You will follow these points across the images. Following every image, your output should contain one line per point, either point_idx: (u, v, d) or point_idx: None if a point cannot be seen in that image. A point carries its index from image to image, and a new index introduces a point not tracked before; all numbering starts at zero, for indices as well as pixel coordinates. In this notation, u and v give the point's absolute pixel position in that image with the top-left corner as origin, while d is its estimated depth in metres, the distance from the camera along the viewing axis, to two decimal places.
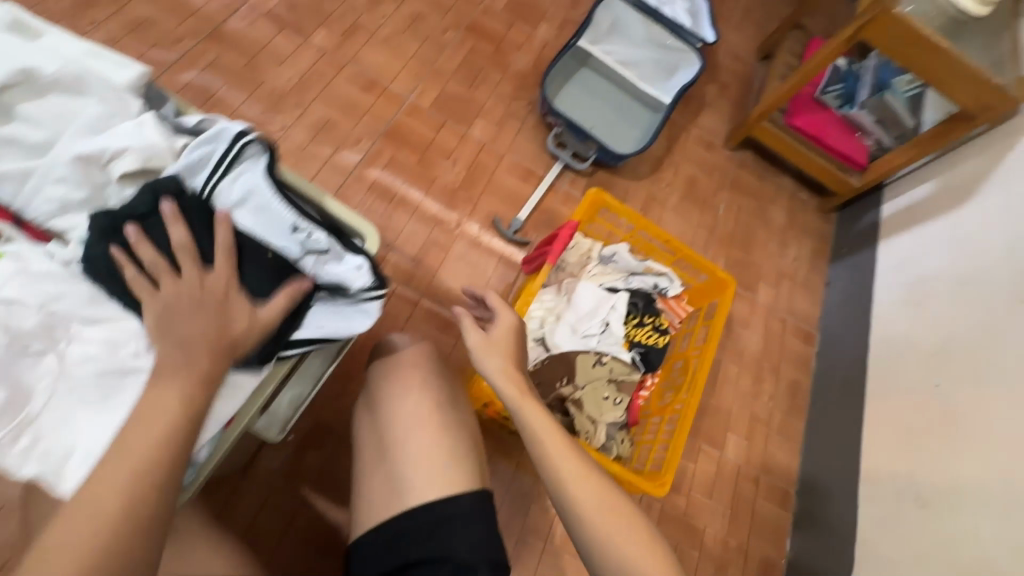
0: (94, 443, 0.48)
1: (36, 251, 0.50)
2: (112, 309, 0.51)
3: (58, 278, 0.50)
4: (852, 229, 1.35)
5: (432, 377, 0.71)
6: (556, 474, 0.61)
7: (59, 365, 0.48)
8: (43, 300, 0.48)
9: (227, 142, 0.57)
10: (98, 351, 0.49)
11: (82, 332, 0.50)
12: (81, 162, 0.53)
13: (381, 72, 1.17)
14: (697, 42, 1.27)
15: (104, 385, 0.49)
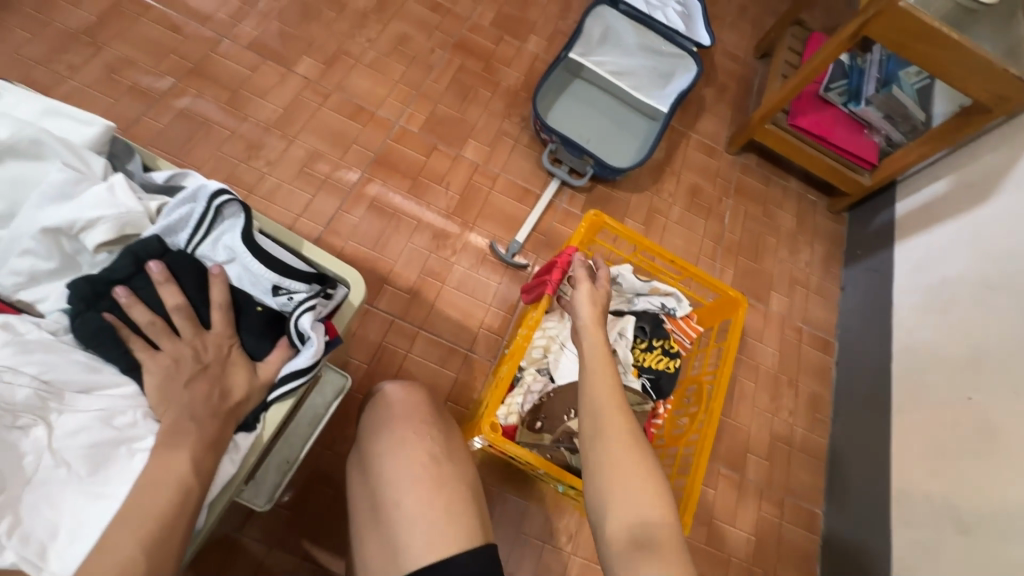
0: (82, 515, 0.46)
1: (22, 320, 0.50)
2: (112, 375, 0.51)
3: (49, 347, 0.49)
4: (865, 230, 1.30)
5: (422, 426, 0.67)
6: (593, 392, 0.63)
7: (48, 438, 0.47)
8: (36, 370, 0.48)
9: (204, 203, 0.53)
10: (89, 419, 0.49)
11: (75, 402, 0.49)
12: (49, 234, 0.50)
13: (368, 98, 1.14)
14: (692, 45, 1.22)
15: (95, 454, 0.48)
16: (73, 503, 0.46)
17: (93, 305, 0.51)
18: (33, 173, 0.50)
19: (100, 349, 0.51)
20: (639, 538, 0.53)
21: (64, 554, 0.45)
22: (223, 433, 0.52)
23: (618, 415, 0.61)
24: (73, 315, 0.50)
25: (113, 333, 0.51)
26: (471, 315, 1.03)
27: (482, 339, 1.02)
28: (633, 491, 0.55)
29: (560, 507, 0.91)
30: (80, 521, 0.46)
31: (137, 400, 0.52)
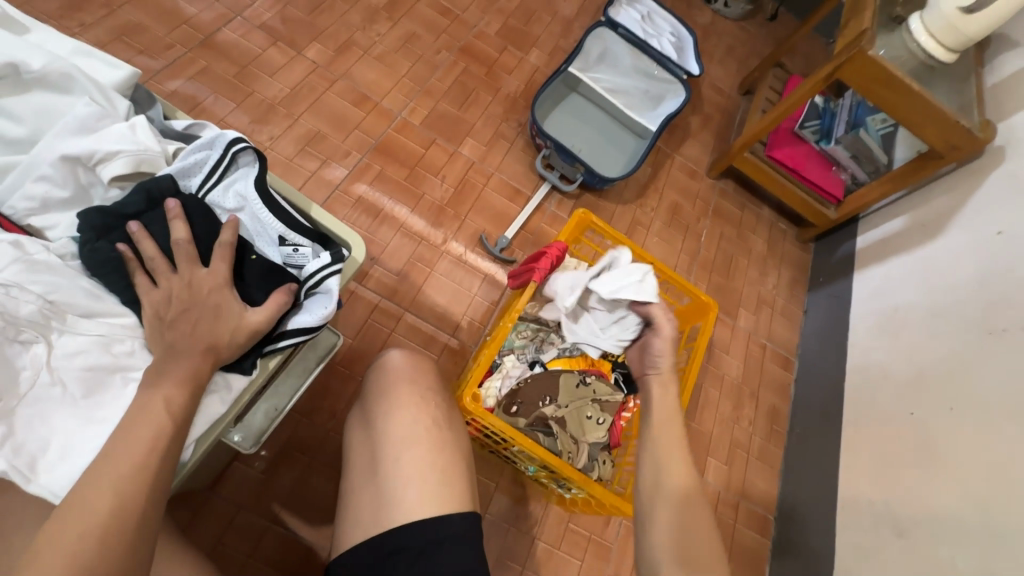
0: (73, 436, 0.48)
1: (33, 242, 0.51)
2: (112, 305, 0.53)
3: (56, 270, 0.51)
4: (829, 259, 1.39)
5: (429, 392, 0.70)
6: (660, 450, 0.73)
7: (47, 355, 0.49)
8: (42, 290, 0.50)
9: (220, 150, 0.57)
10: (85, 343, 0.50)
11: (76, 325, 0.50)
12: (66, 162, 0.52)
13: (373, 88, 1.18)
14: (683, 74, 1.30)
15: (90, 377, 0.49)
16: (68, 422, 0.48)
17: (103, 235, 0.53)
18: (61, 106, 0.52)
19: (104, 279, 0.53)
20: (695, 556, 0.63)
21: (56, 468, 0.47)
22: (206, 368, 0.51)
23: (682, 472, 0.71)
24: (83, 243, 0.52)
25: (119, 263, 0.53)
26: (454, 303, 1.07)
27: (464, 326, 1.06)
28: (694, 539, 0.65)
29: (528, 492, 0.94)
30: (73, 441, 0.48)
31: (135, 332, 0.53)
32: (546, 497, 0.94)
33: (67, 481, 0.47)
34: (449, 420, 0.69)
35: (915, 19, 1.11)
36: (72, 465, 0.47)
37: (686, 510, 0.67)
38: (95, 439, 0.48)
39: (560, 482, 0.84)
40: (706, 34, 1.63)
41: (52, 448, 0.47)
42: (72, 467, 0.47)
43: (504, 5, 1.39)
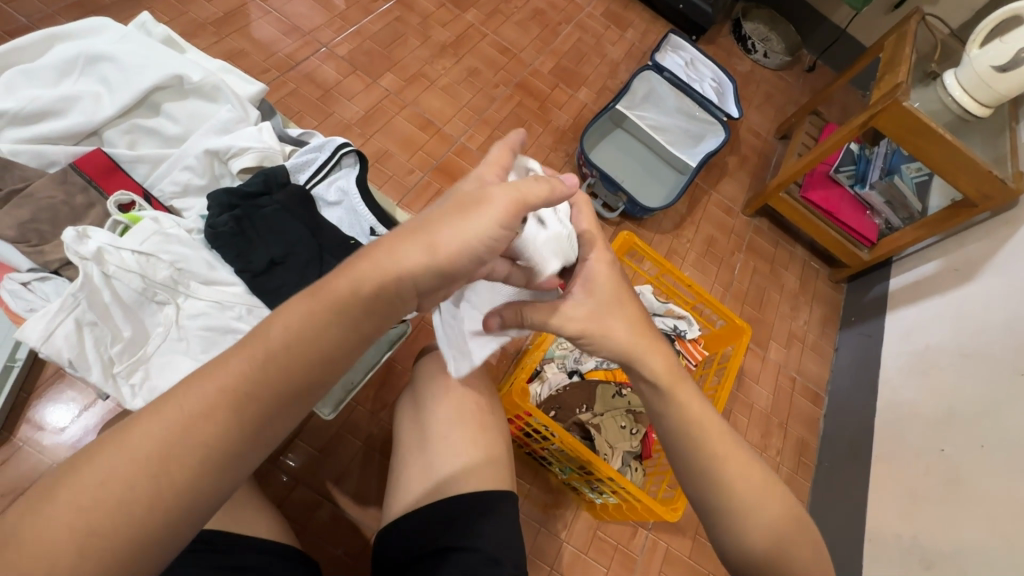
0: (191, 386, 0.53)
1: (168, 218, 0.58)
2: (227, 275, 0.58)
3: (186, 242, 0.57)
4: (862, 299, 1.42)
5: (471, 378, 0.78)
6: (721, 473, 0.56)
7: (177, 315, 0.55)
8: (172, 259, 0.56)
9: (329, 153, 0.65)
10: (209, 309, 0.56)
11: (198, 291, 0.56)
12: (207, 156, 0.61)
13: (438, 115, 1.30)
14: (723, 116, 1.36)
15: (210, 338, 0.55)
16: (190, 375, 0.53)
17: (226, 211, 0.59)
18: (209, 112, 0.64)
19: (221, 251, 0.58)
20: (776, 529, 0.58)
21: None
22: (330, 283, 0.44)
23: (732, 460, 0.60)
24: (209, 219, 0.58)
25: (233, 238, 0.58)
26: None
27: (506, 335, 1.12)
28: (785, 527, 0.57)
29: (560, 497, 0.99)
30: (172, 387, 0.52)
31: (243, 298, 0.58)
32: (577, 503, 0.99)
33: None
34: (479, 403, 0.76)
35: (949, 76, 1.18)
36: None
37: (767, 512, 0.56)
38: None
39: (595, 484, 0.88)
40: (745, 81, 1.72)
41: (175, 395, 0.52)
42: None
43: (558, 46, 1.51)
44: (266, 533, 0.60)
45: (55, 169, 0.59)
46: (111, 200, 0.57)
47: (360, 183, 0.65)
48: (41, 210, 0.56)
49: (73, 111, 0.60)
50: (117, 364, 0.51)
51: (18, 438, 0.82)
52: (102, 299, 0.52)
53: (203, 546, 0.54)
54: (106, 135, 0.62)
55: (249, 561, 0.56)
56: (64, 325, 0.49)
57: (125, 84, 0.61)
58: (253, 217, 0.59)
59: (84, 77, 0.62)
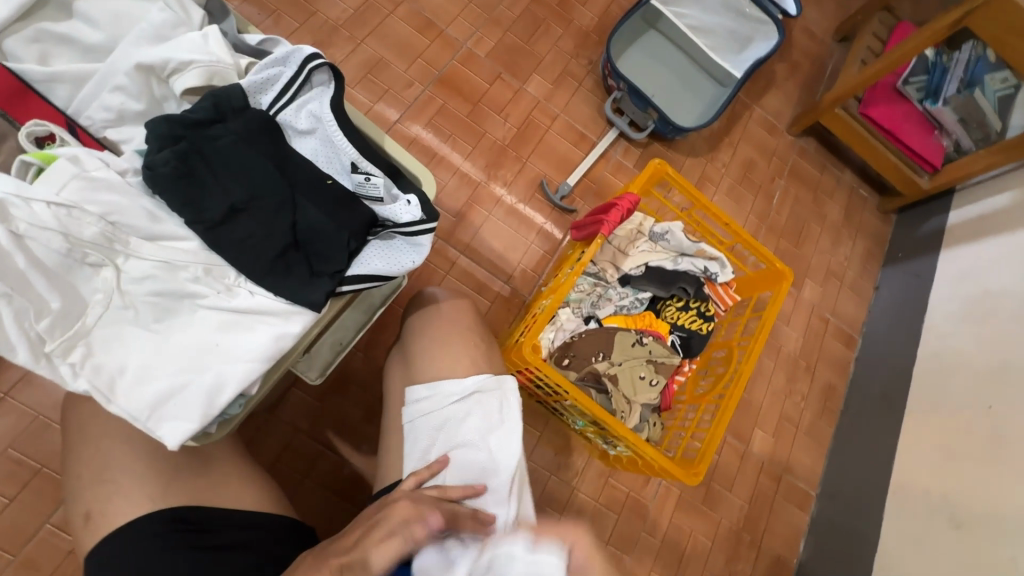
0: (144, 365, 0.44)
1: (92, 156, 0.45)
2: (175, 227, 0.47)
3: (118, 188, 0.45)
4: (913, 233, 1.28)
5: (471, 335, 0.70)
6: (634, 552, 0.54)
7: (117, 279, 0.45)
8: (102, 210, 0.44)
9: (296, 67, 0.52)
10: (158, 271, 0.46)
11: (140, 249, 0.45)
12: (141, 72, 0.48)
13: (439, 14, 1.10)
14: (778, 13, 1.14)
15: (163, 306, 0.46)
16: (142, 348, 0.44)
17: (167, 145, 0.47)
18: (137, 11, 0.49)
19: (165, 197, 0.47)
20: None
21: (134, 394, 0.44)
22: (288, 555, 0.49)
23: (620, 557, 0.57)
24: (148, 155, 0.47)
25: (179, 181, 0.47)
26: (506, 247, 1.03)
27: (517, 274, 1.02)
28: None
29: (572, 444, 0.95)
30: (122, 367, 0.44)
31: (199, 255, 0.47)
32: (589, 452, 0.96)
33: (145, 406, 0.44)
34: (487, 360, 0.69)
35: None
36: (145, 393, 0.44)
37: None
38: (166, 367, 0.44)
39: (608, 439, 0.82)
40: None
41: (127, 376, 0.44)
42: (146, 396, 0.44)
43: None
44: (254, 506, 0.56)
45: None
46: (22, 132, 0.45)
47: (337, 107, 0.53)
48: None
49: None
50: (48, 342, 0.42)
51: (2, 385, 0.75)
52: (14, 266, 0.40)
53: (185, 524, 0.51)
54: (6, 45, 0.47)
55: (237, 538, 0.53)
56: None
57: None
58: (203, 150, 0.48)
59: None
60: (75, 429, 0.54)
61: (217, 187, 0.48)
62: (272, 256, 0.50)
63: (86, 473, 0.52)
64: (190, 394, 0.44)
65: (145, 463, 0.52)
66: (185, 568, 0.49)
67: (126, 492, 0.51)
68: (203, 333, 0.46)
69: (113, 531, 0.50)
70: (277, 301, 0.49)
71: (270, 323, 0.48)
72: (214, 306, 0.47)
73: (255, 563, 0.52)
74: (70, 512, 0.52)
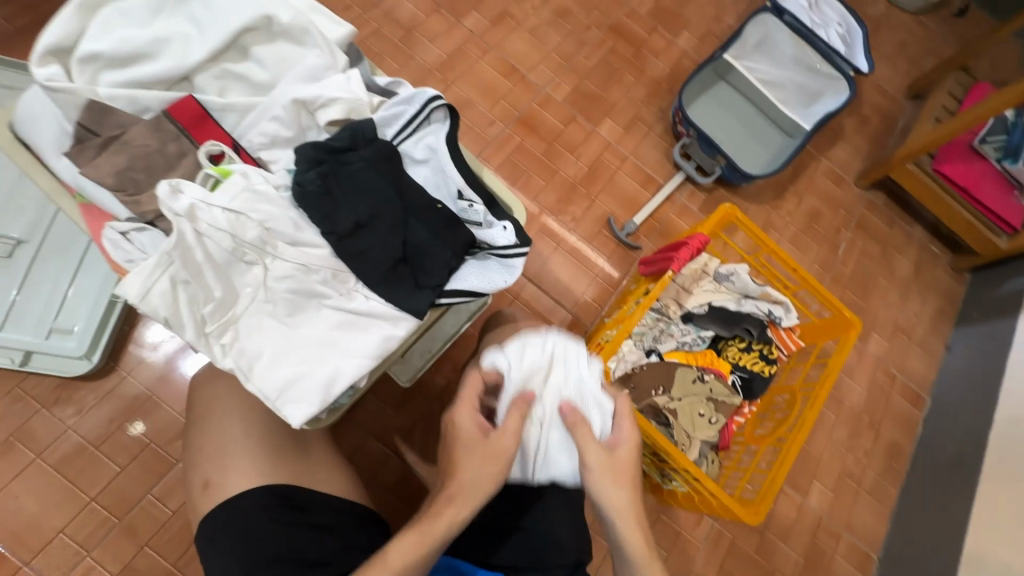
0: (278, 349, 0.51)
1: (257, 172, 0.54)
2: (314, 236, 0.55)
3: (273, 200, 0.53)
4: (988, 294, 1.24)
5: None
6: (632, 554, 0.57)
7: (264, 276, 0.52)
8: (261, 218, 0.52)
9: (418, 106, 0.60)
10: (297, 273, 0.53)
11: (284, 252, 0.53)
12: (295, 106, 0.57)
13: (522, 61, 1.20)
14: (850, 70, 1.18)
15: (297, 302, 0.53)
16: (278, 339, 0.52)
17: (313, 166, 0.55)
18: (294, 55, 0.58)
19: (307, 211, 0.55)
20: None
21: (267, 375, 0.50)
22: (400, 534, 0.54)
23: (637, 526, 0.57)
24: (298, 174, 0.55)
25: (320, 197, 0.54)
26: (571, 278, 1.08)
27: (580, 305, 1.07)
28: None
29: None
30: (260, 350, 0.51)
31: (329, 262, 0.55)
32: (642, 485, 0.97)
33: (274, 386, 0.50)
34: None
35: None
36: (276, 375, 0.50)
37: None
38: (295, 354, 0.51)
39: (665, 472, 0.83)
40: (877, 28, 1.48)
41: (264, 358, 0.51)
42: (276, 377, 0.50)
43: None
44: (343, 493, 0.61)
45: (150, 117, 0.56)
46: (202, 151, 0.54)
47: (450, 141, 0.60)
48: (130, 156, 0.54)
49: (164, 52, 0.56)
50: (209, 323, 0.50)
51: (125, 366, 0.85)
52: (194, 258, 0.49)
53: (289, 502, 0.56)
54: (197, 80, 0.58)
55: (328, 521, 0.58)
56: (160, 279, 0.48)
57: (215, 23, 0.56)
58: (339, 173, 0.56)
59: (173, 15, 0.57)
60: (200, 406, 0.61)
61: (345, 205, 0.55)
62: (385, 268, 0.56)
63: (206, 447, 0.59)
64: (312, 380, 0.51)
65: (257, 442, 0.58)
66: (288, 542, 0.54)
67: (239, 467, 0.57)
68: (326, 329, 0.53)
69: (225, 500, 0.56)
70: (388, 308, 0.56)
71: (380, 326, 0.55)
72: (336, 306, 0.54)
73: (343, 546, 0.57)
74: (189, 480, 0.59)
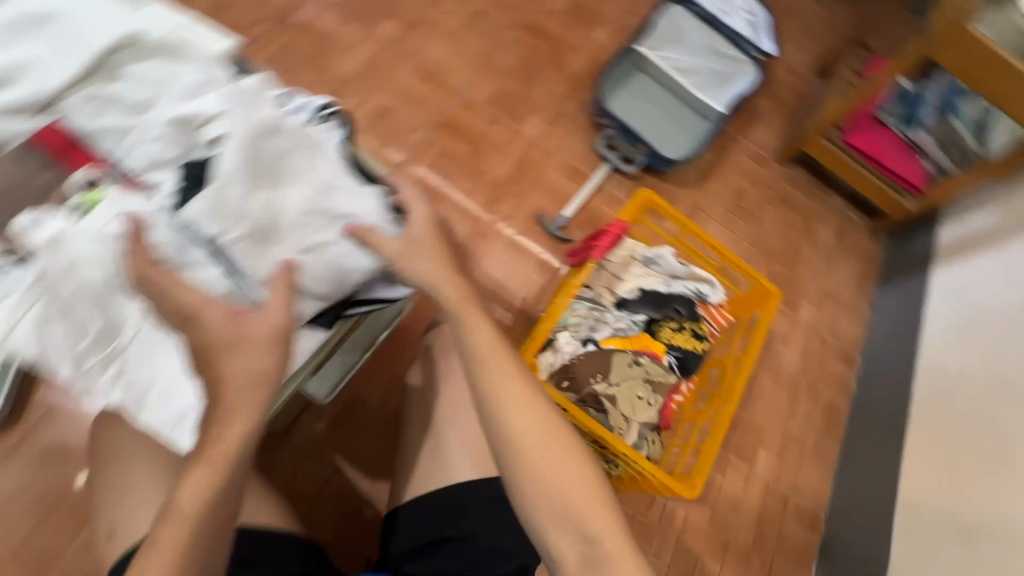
0: (168, 380, 0.51)
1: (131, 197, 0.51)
2: (200, 258, 0.52)
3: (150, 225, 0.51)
4: (904, 254, 1.31)
5: None
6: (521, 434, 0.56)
7: (147, 305, 0.51)
8: (137, 245, 0.50)
9: (311, 114, 0.61)
10: None
11: None
12: (178, 123, 0.55)
13: (441, 65, 1.20)
14: (755, 53, 1.28)
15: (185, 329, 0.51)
16: (166, 366, 0.51)
17: (196, 186, 0.53)
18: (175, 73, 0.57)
19: (190, 232, 0.52)
20: (592, 566, 0.51)
21: (159, 406, 0.51)
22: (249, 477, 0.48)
23: (528, 417, 0.56)
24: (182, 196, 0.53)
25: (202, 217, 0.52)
26: (507, 276, 1.08)
27: (518, 302, 1.07)
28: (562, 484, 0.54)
29: None
30: (149, 383, 0.51)
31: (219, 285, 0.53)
32: None
33: (165, 417, 0.51)
34: None
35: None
36: (169, 406, 0.51)
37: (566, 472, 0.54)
38: (186, 383, 0.52)
39: (608, 457, 0.84)
40: (783, 12, 1.55)
41: (154, 390, 0.51)
42: (168, 408, 0.51)
43: None
44: (268, 522, 0.59)
45: (15, 145, 0.52)
46: (75, 180, 0.53)
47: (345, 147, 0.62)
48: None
49: (28, 77, 0.52)
50: (88, 358, 0.49)
51: (38, 412, 0.83)
52: (63, 294, 0.47)
53: None
54: (66, 103, 0.54)
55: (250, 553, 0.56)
56: (30, 319, 0.47)
57: (86, 43, 0.54)
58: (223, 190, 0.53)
59: (31, 38, 0.53)
60: (104, 449, 0.58)
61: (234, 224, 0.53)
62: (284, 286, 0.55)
63: (111, 493, 0.56)
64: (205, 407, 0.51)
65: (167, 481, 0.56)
66: None
67: (148, 509, 0.54)
68: None
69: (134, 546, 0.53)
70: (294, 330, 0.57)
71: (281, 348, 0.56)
72: None
73: None
74: (96, 529, 0.56)
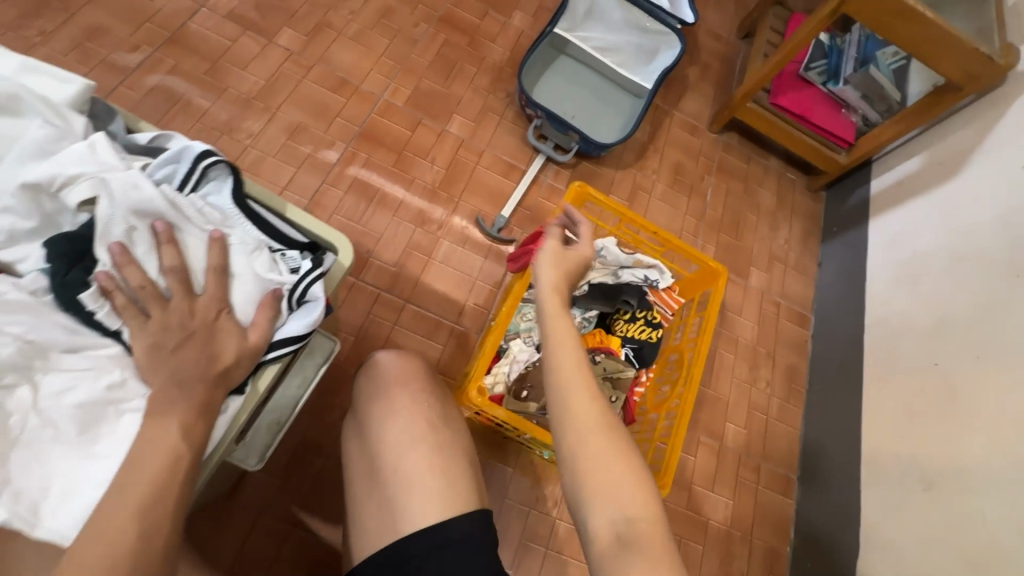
0: (70, 475, 0.43)
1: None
2: (94, 337, 0.47)
3: (31, 307, 0.45)
4: (842, 207, 1.33)
5: (420, 393, 0.70)
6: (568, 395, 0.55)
7: (34, 398, 0.43)
8: (20, 329, 0.44)
9: (189, 163, 0.53)
10: (78, 382, 0.45)
11: (60, 362, 0.45)
12: (28, 190, 0.48)
13: (353, 71, 1.13)
14: (676, 24, 1.21)
15: (85, 416, 0.44)
16: (66, 462, 0.43)
17: (74, 263, 0.48)
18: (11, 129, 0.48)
19: (82, 313, 0.47)
20: (624, 546, 0.48)
21: (65, 509, 0.42)
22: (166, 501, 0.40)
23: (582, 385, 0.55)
24: (56, 274, 0.47)
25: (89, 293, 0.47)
26: (452, 287, 1.03)
27: (467, 312, 1.03)
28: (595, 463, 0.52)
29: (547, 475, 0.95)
30: (45, 484, 0.42)
31: (123, 361, 0.48)
32: None
33: (72, 521, 0.43)
34: (441, 416, 0.69)
35: None
36: (77, 507, 0.43)
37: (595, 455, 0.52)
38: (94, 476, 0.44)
39: None
40: None
41: (52, 492, 0.42)
42: (74, 509, 0.42)
43: None
44: None
45: None
46: None
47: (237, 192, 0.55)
48: None
49: None
50: None
51: None
52: None
53: None
54: None
55: None
56: None
57: None
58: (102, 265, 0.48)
59: None
60: None
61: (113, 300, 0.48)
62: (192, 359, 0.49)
63: None
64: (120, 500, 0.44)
65: None
66: None
67: None
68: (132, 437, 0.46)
69: None
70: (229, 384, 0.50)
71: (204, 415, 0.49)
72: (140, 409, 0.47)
73: None
74: None
